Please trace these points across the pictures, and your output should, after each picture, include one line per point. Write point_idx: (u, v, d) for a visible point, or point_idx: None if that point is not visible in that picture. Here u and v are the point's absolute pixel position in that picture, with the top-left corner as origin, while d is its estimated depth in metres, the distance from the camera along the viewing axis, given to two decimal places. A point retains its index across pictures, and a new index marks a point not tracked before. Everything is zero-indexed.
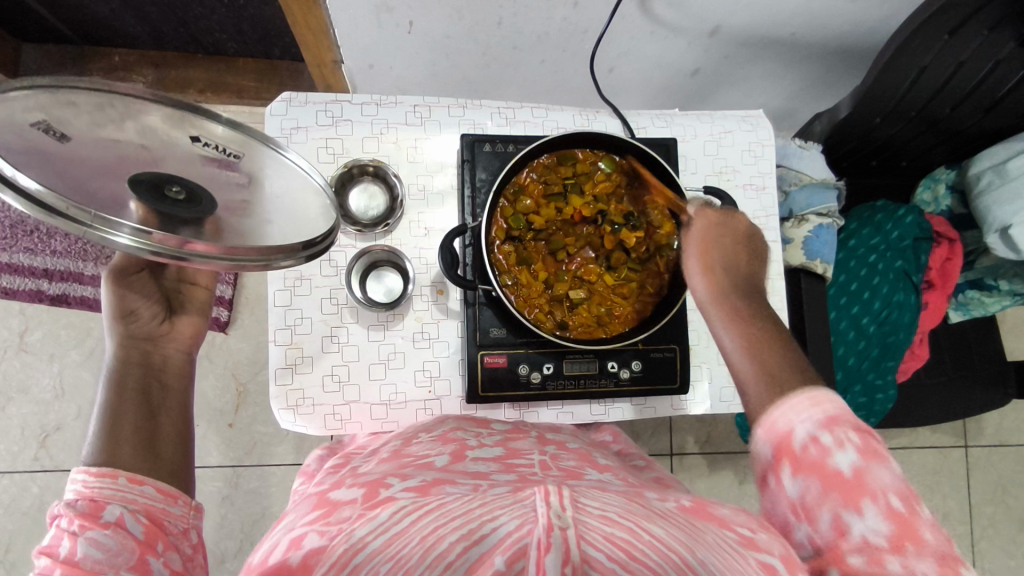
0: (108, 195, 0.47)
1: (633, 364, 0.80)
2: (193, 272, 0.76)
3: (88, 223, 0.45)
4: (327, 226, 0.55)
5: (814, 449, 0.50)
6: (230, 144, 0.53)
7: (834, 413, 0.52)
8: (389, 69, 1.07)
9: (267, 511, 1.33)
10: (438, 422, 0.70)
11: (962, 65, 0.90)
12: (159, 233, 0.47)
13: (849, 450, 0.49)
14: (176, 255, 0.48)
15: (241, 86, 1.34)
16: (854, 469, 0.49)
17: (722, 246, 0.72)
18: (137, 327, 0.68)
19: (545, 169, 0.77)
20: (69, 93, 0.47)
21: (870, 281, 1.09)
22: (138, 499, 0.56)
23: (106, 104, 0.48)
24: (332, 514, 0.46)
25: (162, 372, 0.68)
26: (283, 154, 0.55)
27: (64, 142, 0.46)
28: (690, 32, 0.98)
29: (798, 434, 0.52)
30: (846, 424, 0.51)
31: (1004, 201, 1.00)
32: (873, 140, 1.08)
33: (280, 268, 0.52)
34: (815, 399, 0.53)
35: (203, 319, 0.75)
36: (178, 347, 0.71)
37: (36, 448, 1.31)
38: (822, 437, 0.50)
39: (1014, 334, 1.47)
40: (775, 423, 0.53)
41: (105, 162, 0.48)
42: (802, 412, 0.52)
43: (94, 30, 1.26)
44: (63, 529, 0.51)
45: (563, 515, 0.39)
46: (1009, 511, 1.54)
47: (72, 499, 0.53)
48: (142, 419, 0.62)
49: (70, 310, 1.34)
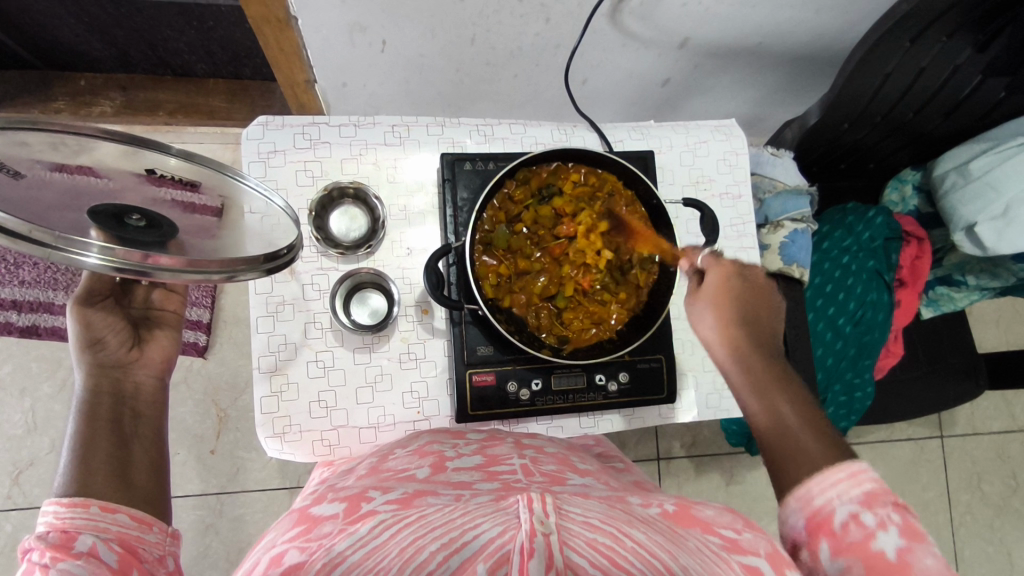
0: (67, 225, 0.46)
1: (620, 376, 0.80)
2: (161, 299, 0.74)
3: (46, 243, 0.44)
4: (289, 242, 0.57)
5: (853, 529, 0.50)
6: (184, 174, 0.54)
7: (872, 490, 0.52)
8: (362, 87, 1.06)
9: (253, 537, 1.30)
10: (414, 437, 0.69)
11: (922, 71, 0.92)
12: (123, 247, 0.46)
13: (891, 530, 0.49)
14: (139, 270, 0.47)
15: (212, 107, 1.31)
16: (898, 552, 0.48)
17: (739, 300, 0.68)
18: (104, 355, 0.67)
19: (525, 182, 0.77)
20: (21, 135, 0.46)
21: (844, 282, 1.12)
22: (110, 528, 0.54)
23: (60, 142, 0.48)
24: (312, 530, 0.46)
25: (134, 400, 0.67)
26: (243, 181, 0.56)
27: (19, 179, 0.46)
28: (660, 44, 0.99)
29: (837, 513, 0.52)
30: (885, 502, 0.51)
31: (969, 199, 1.04)
32: (841, 145, 1.11)
33: (244, 280, 0.53)
34: (853, 473, 0.54)
35: (174, 343, 0.73)
36: (150, 373, 0.69)
37: (8, 486, 1.26)
38: (862, 517, 0.50)
39: (982, 326, 1.51)
40: (812, 497, 0.54)
41: (60, 200, 0.47)
42: (842, 488, 0.53)
43: (57, 54, 1.23)
44: (34, 563, 0.48)
45: (546, 521, 0.40)
46: (986, 498, 1.58)
47: (43, 531, 0.51)
48: (115, 447, 0.61)
49: (41, 341, 1.30)
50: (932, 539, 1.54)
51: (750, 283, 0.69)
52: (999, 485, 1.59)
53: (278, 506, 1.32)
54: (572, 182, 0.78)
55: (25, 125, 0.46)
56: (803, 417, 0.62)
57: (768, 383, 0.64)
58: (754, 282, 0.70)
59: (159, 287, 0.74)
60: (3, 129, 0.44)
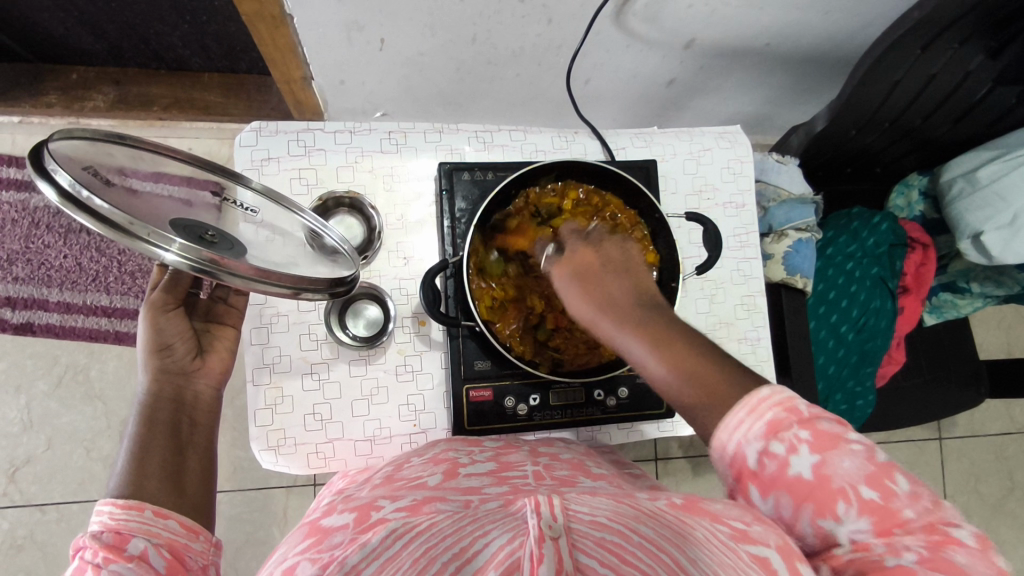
0: (155, 222, 0.49)
1: (620, 391, 0.79)
2: (222, 313, 0.71)
3: (140, 236, 0.46)
4: (348, 271, 0.60)
5: (767, 465, 0.46)
6: (251, 200, 0.62)
7: (774, 416, 0.47)
8: (360, 85, 1.03)
9: (251, 536, 1.30)
10: (429, 445, 0.66)
11: (933, 78, 0.90)
12: (202, 250, 0.48)
13: (804, 452, 0.45)
14: (212, 270, 0.49)
15: (208, 102, 1.28)
16: (814, 470, 0.45)
17: (586, 275, 0.59)
18: (171, 361, 0.64)
19: (519, 199, 0.76)
20: (108, 147, 0.53)
21: (848, 289, 1.09)
22: (162, 533, 0.52)
23: (138, 156, 0.55)
24: (323, 542, 0.43)
25: (194, 409, 0.63)
26: (300, 212, 0.63)
27: (107, 185, 0.50)
28: (665, 45, 0.97)
29: (749, 455, 0.47)
30: (790, 422, 0.46)
31: (976, 207, 1.02)
32: (848, 150, 1.09)
33: (307, 299, 0.54)
34: (750, 406, 0.47)
35: (231, 354, 0.70)
36: (210, 383, 0.66)
37: (5, 483, 1.26)
38: (772, 449, 0.46)
39: (984, 329, 1.50)
40: (723, 446, 0.48)
41: (146, 210, 0.50)
42: (742, 427, 0.47)
43: (48, 46, 1.21)
44: (86, 561, 0.47)
45: (554, 525, 0.41)
46: (982, 498, 1.58)
47: (97, 530, 0.50)
48: (169, 454, 0.58)
49: (35, 338, 1.29)
50: None
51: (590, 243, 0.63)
52: (996, 486, 1.59)
53: (274, 505, 1.32)
54: (572, 200, 0.77)
55: (112, 139, 0.53)
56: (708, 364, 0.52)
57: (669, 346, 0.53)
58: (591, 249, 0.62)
59: (221, 301, 0.72)
60: (96, 141, 0.52)
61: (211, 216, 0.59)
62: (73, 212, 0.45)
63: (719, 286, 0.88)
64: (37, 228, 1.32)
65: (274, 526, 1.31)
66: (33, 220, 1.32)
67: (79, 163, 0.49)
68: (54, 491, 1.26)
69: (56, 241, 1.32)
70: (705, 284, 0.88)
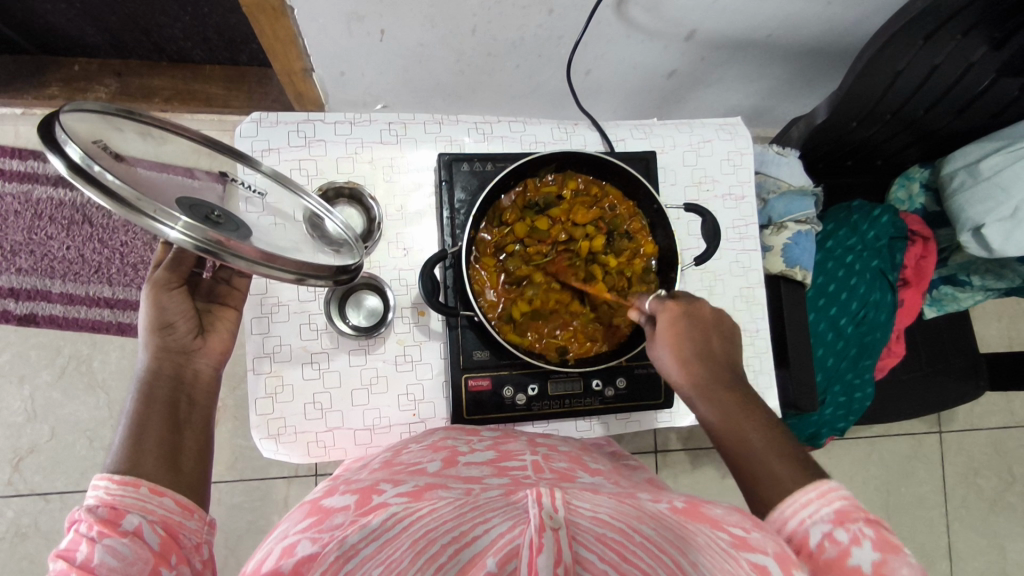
0: (162, 199, 0.50)
1: (617, 382, 0.80)
2: (223, 294, 0.71)
3: (147, 214, 0.47)
4: (354, 259, 0.60)
5: (829, 547, 0.49)
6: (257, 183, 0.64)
7: (843, 507, 0.51)
8: (360, 76, 1.03)
9: (253, 524, 1.31)
10: (425, 433, 0.66)
11: (935, 69, 0.89)
12: (204, 229, 0.48)
13: (865, 544, 0.48)
14: (216, 251, 0.49)
15: (209, 94, 1.28)
16: (873, 566, 0.47)
17: (691, 333, 0.66)
18: (173, 340, 0.64)
19: (519, 189, 0.76)
20: (118, 123, 0.54)
21: (848, 282, 1.09)
22: (157, 510, 0.53)
23: (148, 134, 0.57)
24: (324, 522, 0.43)
25: (192, 387, 0.64)
26: (304, 196, 0.64)
27: (118, 159, 0.50)
28: (666, 36, 0.96)
29: (813, 533, 0.51)
30: (857, 517, 0.50)
31: (977, 201, 1.02)
32: (849, 142, 1.08)
33: (311, 286, 0.55)
34: (821, 492, 0.53)
35: (233, 335, 0.70)
36: (210, 362, 0.66)
37: (9, 472, 1.27)
38: (836, 534, 0.50)
39: (984, 323, 1.50)
40: (785, 519, 0.53)
41: (155, 187, 0.51)
42: (812, 508, 0.52)
43: (50, 37, 1.21)
44: (81, 534, 0.49)
45: (555, 516, 0.45)
46: (981, 491, 1.58)
47: (93, 505, 0.51)
48: (167, 431, 0.59)
49: (38, 329, 1.30)
50: (928, 532, 1.55)
51: (695, 313, 0.67)
52: (994, 479, 1.59)
53: (275, 494, 1.33)
54: (571, 190, 0.77)
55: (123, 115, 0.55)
56: (767, 442, 0.61)
57: (734, 420, 0.62)
58: (701, 312, 0.67)
59: (223, 282, 0.72)
60: (106, 115, 0.54)
61: (216, 194, 0.60)
62: (82, 186, 0.45)
63: (717, 278, 0.88)
64: (40, 220, 1.33)
65: (277, 515, 1.32)
66: (36, 212, 1.32)
67: (90, 136, 0.50)
68: (58, 480, 1.28)
69: (59, 232, 1.33)
70: (703, 276, 0.88)
